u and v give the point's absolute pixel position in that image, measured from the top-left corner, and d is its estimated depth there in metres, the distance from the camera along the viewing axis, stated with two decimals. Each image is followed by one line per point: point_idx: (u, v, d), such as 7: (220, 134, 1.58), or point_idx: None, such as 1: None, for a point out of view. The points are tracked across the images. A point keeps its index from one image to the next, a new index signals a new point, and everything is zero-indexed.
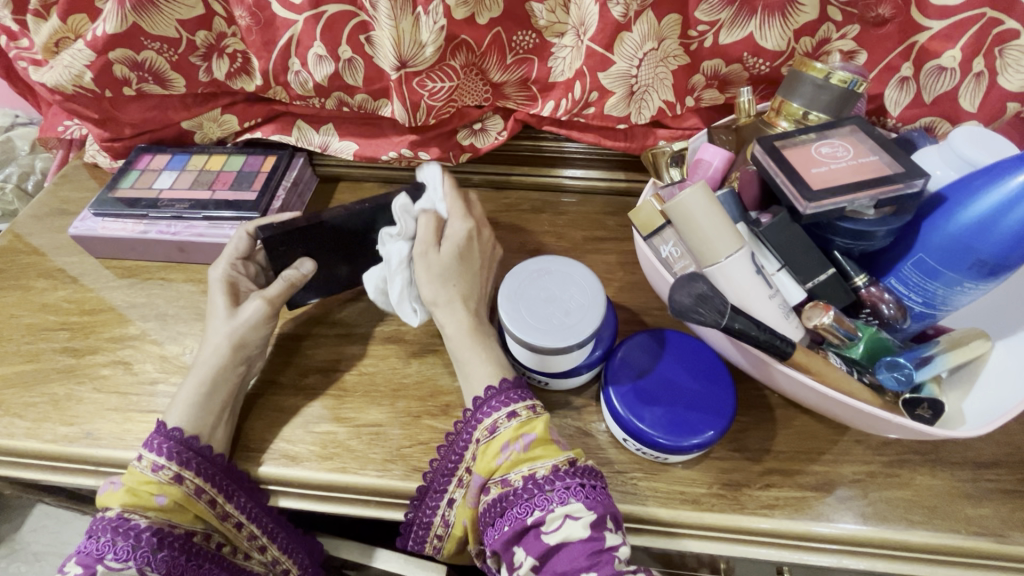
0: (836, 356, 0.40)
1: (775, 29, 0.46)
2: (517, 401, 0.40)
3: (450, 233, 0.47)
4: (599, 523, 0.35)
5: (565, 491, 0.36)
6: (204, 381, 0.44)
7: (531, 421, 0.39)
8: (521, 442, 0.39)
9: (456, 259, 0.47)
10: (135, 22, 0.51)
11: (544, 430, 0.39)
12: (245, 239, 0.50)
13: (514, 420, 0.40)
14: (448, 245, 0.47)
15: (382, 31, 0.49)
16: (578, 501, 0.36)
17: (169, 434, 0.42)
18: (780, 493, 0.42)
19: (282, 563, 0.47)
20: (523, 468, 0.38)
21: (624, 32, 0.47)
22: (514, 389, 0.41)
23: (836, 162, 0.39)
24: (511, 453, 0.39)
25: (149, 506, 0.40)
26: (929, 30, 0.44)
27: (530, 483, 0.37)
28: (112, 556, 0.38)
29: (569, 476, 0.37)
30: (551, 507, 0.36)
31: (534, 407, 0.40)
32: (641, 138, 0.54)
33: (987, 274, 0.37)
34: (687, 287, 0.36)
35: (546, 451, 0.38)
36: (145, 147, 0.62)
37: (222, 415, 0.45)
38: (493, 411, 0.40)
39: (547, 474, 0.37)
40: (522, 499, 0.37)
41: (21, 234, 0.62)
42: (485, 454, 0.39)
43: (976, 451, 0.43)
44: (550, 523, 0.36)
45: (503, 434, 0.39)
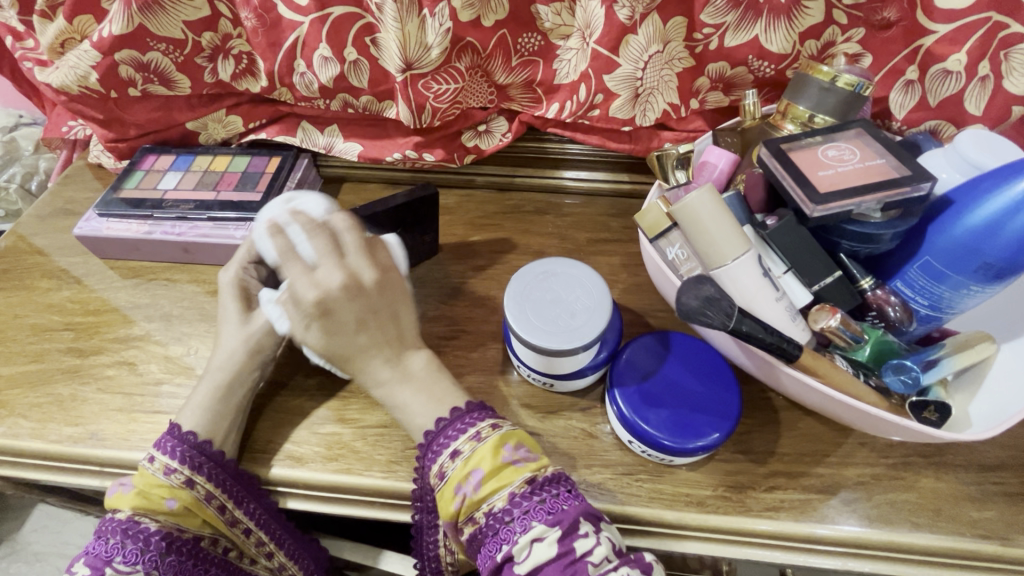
0: (842, 358, 0.40)
1: (780, 32, 0.46)
2: (457, 438, 0.39)
3: (303, 310, 0.40)
4: (566, 534, 0.35)
5: (525, 516, 0.36)
6: (218, 388, 0.45)
7: (475, 455, 0.38)
8: (471, 480, 0.38)
9: (328, 337, 0.40)
10: (141, 23, 0.51)
11: (490, 459, 0.38)
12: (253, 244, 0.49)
13: (459, 458, 0.39)
14: (310, 330, 0.40)
15: (388, 33, 0.49)
16: (540, 522, 0.36)
17: (184, 437, 0.42)
18: (785, 495, 0.42)
19: (288, 568, 0.46)
20: (482, 506, 0.37)
21: (630, 34, 0.47)
22: (453, 424, 0.40)
23: (843, 165, 0.39)
24: (465, 495, 0.38)
25: (160, 510, 0.40)
26: (935, 33, 0.44)
27: (492, 518, 0.37)
28: (121, 559, 0.38)
29: (526, 499, 0.37)
30: (516, 538, 0.36)
31: (475, 438, 0.39)
32: (645, 140, 0.54)
33: (993, 278, 0.37)
34: (694, 290, 0.35)
35: (498, 480, 0.37)
36: (150, 147, 0.62)
37: (235, 417, 0.45)
38: (437, 456, 0.40)
39: (504, 505, 0.37)
40: (489, 536, 0.37)
41: (25, 235, 0.62)
42: (443, 499, 0.39)
43: (980, 454, 0.43)
44: (519, 555, 0.35)
45: (452, 477, 0.38)
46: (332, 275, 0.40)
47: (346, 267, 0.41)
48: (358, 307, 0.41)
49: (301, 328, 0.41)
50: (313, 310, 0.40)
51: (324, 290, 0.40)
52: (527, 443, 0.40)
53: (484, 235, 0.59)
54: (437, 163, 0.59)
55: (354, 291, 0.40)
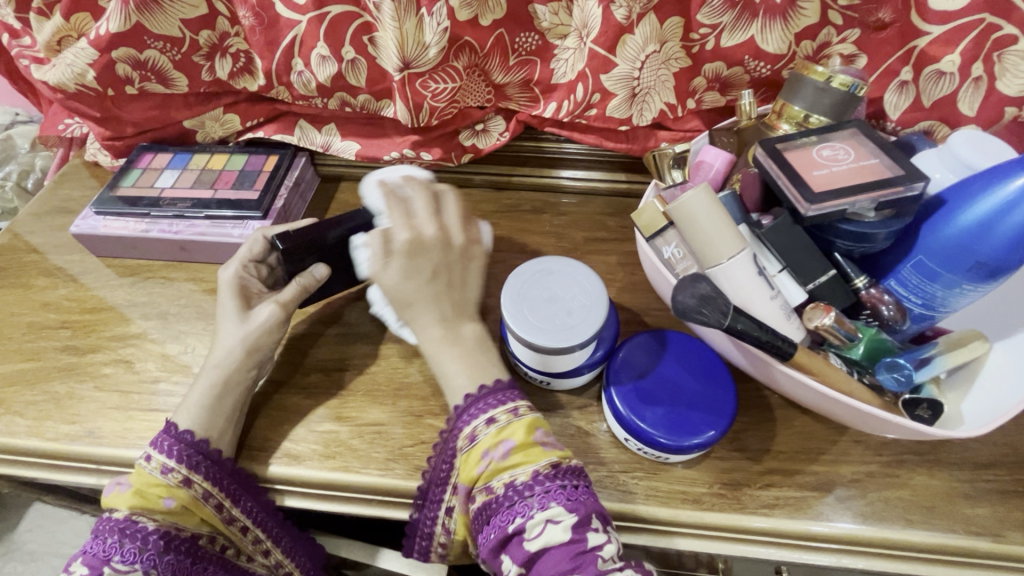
0: (836, 356, 0.41)
1: (776, 32, 0.46)
2: (496, 406, 0.40)
3: (394, 246, 0.43)
4: (581, 524, 0.35)
5: (545, 495, 0.36)
6: (216, 383, 0.44)
7: (510, 426, 0.39)
8: (500, 449, 0.38)
9: (408, 276, 0.43)
10: (138, 21, 0.51)
11: (523, 434, 0.38)
12: (259, 244, 0.51)
13: (493, 426, 0.39)
14: (393, 265, 0.43)
15: (386, 32, 0.49)
16: (559, 505, 0.36)
17: (180, 436, 0.42)
18: (780, 492, 0.42)
19: (285, 566, 0.47)
20: (504, 476, 0.37)
21: (627, 34, 0.47)
22: (494, 394, 0.41)
23: (837, 165, 0.39)
24: (490, 461, 0.38)
25: (157, 509, 0.40)
26: (929, 35, 0.44)
27: (511, 490, 0.37)
28: (119, 559, 0.38)
29: (549, 479, 0.37)
30: (533, 512, 0.36)
31: (514, 411, 0.40)
32: (642, 140, 0.54)
33: (985, 276, 0.37)
34: (690, 288, 0.36)
35: (526, 456, 0.38)
36: (146, 147, 0.62)
37: (233, 416, 0.45)
38: (472, 419, 0.40)
39: (526, 480, 0.37)
40: (504, 507, 0.37)
41: (20, 233, 0.62)
42: (467, 463, 0.39)
43: (974, 452, 0.44)
44: (531, 530, 0.35)
45: (482, 442, 0.39)
46: (426, 225, 0.44)
47: (438, 222, 0.45)
48: (436, 260, 0.44)
49: (382, 263, 0.43)
50: (404, 247, 0.43)
51: (418, 235, 0.44)
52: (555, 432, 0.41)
53: None
54: (434, 162, 0.59)
55: (440, 242, 0.44)
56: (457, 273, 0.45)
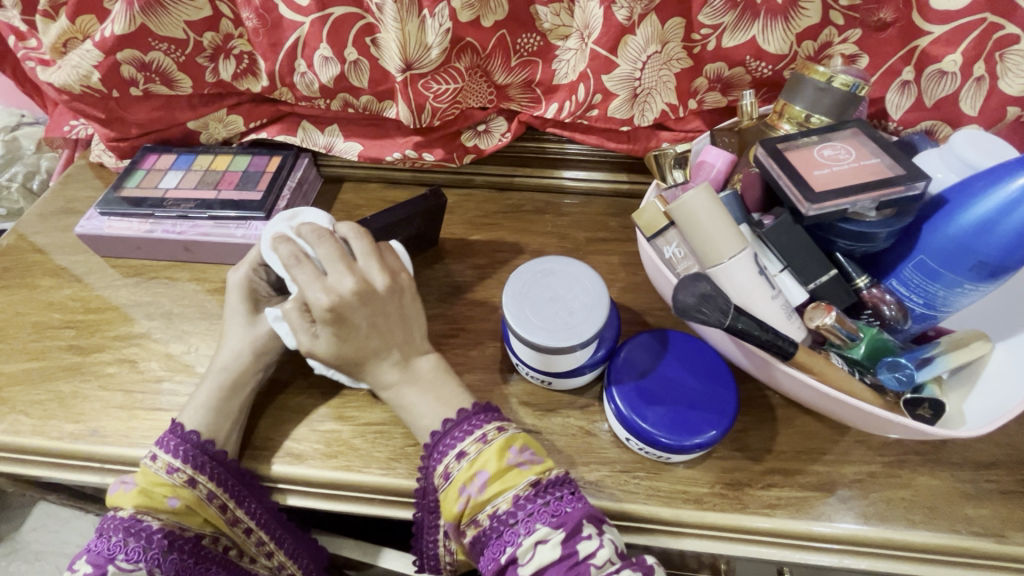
0: (838, 356, 0.41)
1: (778, 32, 0.46)
2: (463, 438, 0.40)
3: (312, 313, 0.40)
4: (570, 537, 0.36)
5: (529, 518, 0.37)
6: (224, 388, 0.45)
7: (481, 457, 0.39)
8: (476, 482, 0.38)
9: (338, 339, 0.41)
10: (143, 23, 0.51)
11: (495, 463, 0.38)
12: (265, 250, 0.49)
13: (465, 459, 0.39)
14: (320, 333, 0.41)
15: (388, 33, 0.49)
16: (544, 525, 0.36)
17: (186, 437, 0.42)
18: (782, 492, 0.42)
19: (288, 568, 0.47)
20: (486, 508, 0.38)
21: (628, 35, 0.47)
22: (458, 426, 0.40)
23: (838, 165, 0.39)
24: (469, 497, 0.38)
25: (161, 508, 0.40)
26: (930, 34, 0.44)
27: (496, 521, 0.37)
28: (124, 557, 0.38)
29: (530, 502, 0.37)
30: (520, 540, 0.36)
31: (481, 440, 0.39)
32: (644, 140, 0.55)
33: (986, 276, 0.37)
34: (690, 287, 0.36)
35: (503, 483, 0.38)
36: (151, 147, 0.62)
37: (238, 416, 0.45)
38: (443, 455, 0.40)
39: (508, 507, 0.37)
40: (493, 538, 0.37)
41: (25, 234, 0.62)
42: (447, 501, 0.39)
43: (976, 452, 0.44)
44: (523, 556, 0.36)
45: (457, 478, 0.39)
46: (340, 280, 0.40)
47: (354, 273, 0.41)
48: (371, 311, 0.41)
49: (308, 332, 0.41)
50: (322, 315, 0.40)
51: (337, 297, 0.40)
52: (531, 443, 0.41)
53: (483, 234, 0.59)
54: (436, 163, 0.59)
55: (361, 294, 0.41)
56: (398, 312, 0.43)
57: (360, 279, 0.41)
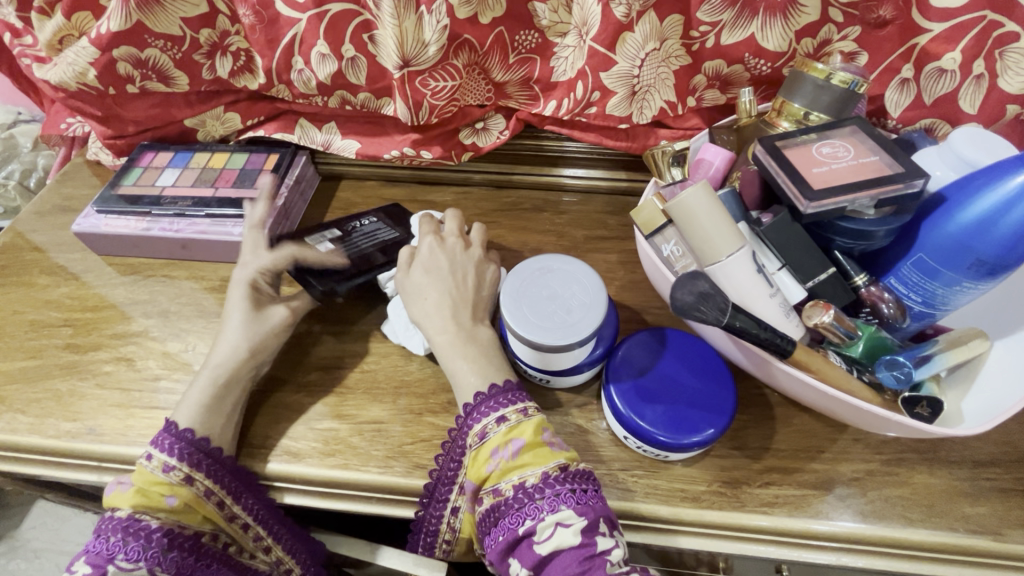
0: (836, 354, 0.41)
1: (777, 29, 0.46)
2: (505, 406, 0.40)
3: (420, 254, 0.49)
4: (590, 528, 0.35)
5: (555, 498, 0.36)
6: (223, 381, 0.45)
7: (520, 426, 0.39)
8: (510, 448, 0.39)
9: (428, 274, 0.47)
10: (139, 20, 0.51)
11: (531, 434, 0.39)
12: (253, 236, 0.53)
13: (503, 425, 0.40)
14: (415, 268, 0.48)
15: (386, 30, 0.49)
16: (569, 508, 0.36)
17: (181, 435, 0.42)
18: (780, 491, 0.42)
19: (287, 563, 0.47)
20: (513, 477, 0.38)
21: (627, 32, 0.47)
22: (504, 394, 0.41)
23: (837, 162, 0.39)
24: (500, 460, 0.39)
25: (160, 507, 0.40)
26: (930, 32, 0.44)
27: (520, 492, 0.37)
28: (123, 557, 0.38)
29: (559, 483, 0.37)
30: (543, 515, 0.36)
31: (524, 411, 0.40)
32: (643, 138, 0.54)
33: (985, 274, 0.37)
34: (688, 285, 0.36)
35: (536, 456, 0.38)
36: (148, 145, 0.62)
37: (234, 413, 0.45)
38: (483, 416, 0.40)
39: (536, 482, 0.37)
40: (513, 509, 0.37)
41: (22, 232, 0.62)
42: (476, 461, 0.40)
43: (974, 450, 0.44)
44: (541, 533, 0.36)
45: (492, 440, 0.39)
46: (451, 236, 0.50)
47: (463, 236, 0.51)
48: (456, 261, 0.48)
49: (410, 267, 0.48)
50: (426, 252, 0.48)
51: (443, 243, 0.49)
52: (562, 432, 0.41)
53: None
54: (434, 161, 0.59)
55: (458, 250, 0.49)
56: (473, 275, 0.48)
57: (469, 244, 0.50)
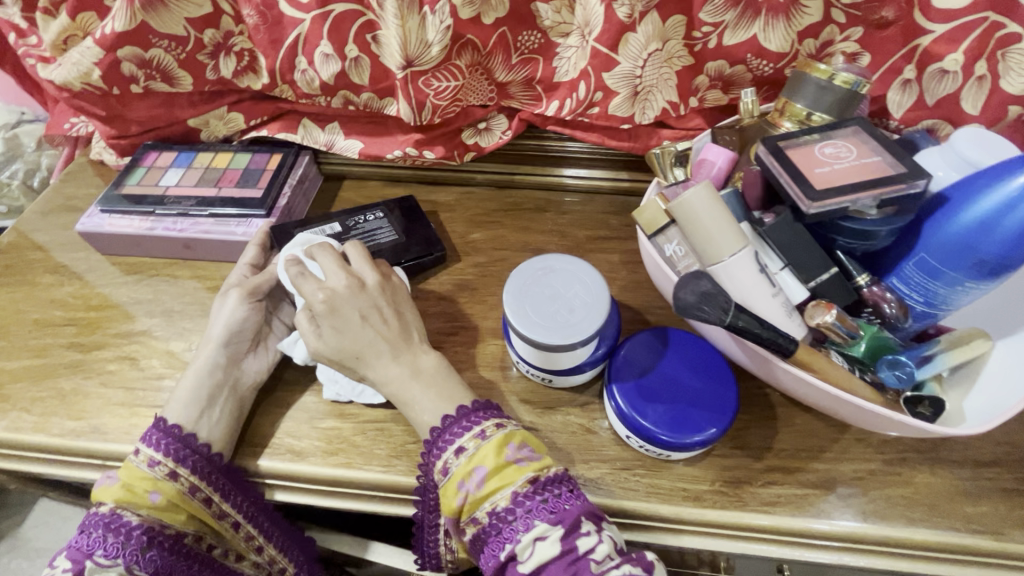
0: (839, 354, 0.41)
1: (779, 30, 0.46)
2: (461, 434, 0.40)
3: (317, 313, 0.44)
4: (569, 532, 0.36)
5: (528, 514, 0.37)
6: (199, 372, 0.46)
7: (480, 452, 0.39)
8: (474, 478, 0.38)
9: (340, 332, 0.44)
10: (143, 19, 0.51)
11: (493, 458, 0.38)
12: (256, 250, 0.54)
13: (462, 455, 0.39)
14: (324, 330, 0.44)
15: (389, 30, 0.49)
16: (542, 522, 0.36)
17: (167, 431, 0.43)
18: (781, 490, 0.42)
19: (279, 563, 0.47)
20: (484, 505, 0.38)
21: (629, 33, 0.47)
22: (459, 421, 0.41)
23: (839, 162, 0.39)
24: (467, 493, 0.38)
25: (142, 503, 0.40)
26: (932, 33, 0.44)
27: (494, 518, 0.37)
28: (102, 553, 0.39)
29: (527, 500, 0.37)
30: (519, 536, 0.36)
31: (479, 436, 0.40)
32: (645, 138, 0.55)
33: (987, 274, 0.37)
34: (691, 285, 0.36)
35: (501, 480, 0.38)
36: (152, 144, 0.62)
37: (216, 407, 0.45)
38: (442, 452, 0.40)
39: (506, 504, 0.37)
40: (492, 535, 0.38)
41: (26, 231, 0.62)
42: (446, 495, 0.39)
43: (976, 450, 0.44)
44: (522, 553, 0.36)
45: (455, 473, 0.39)
46: (336, 278, 0.45)
47: (349, 271, 0.46)
48: (360, 304, 0.45)
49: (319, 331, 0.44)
50: (320, 310, 0.44)
51: (331, 293, 0.44)
52: (534, 441, 0.41)
53: (484, 232, 0.59)
54: (437, 160, 0.59)
55: (354, 291, 0.45)
56: (384, 314, 0.45)
57: (352, 275, 0.46)
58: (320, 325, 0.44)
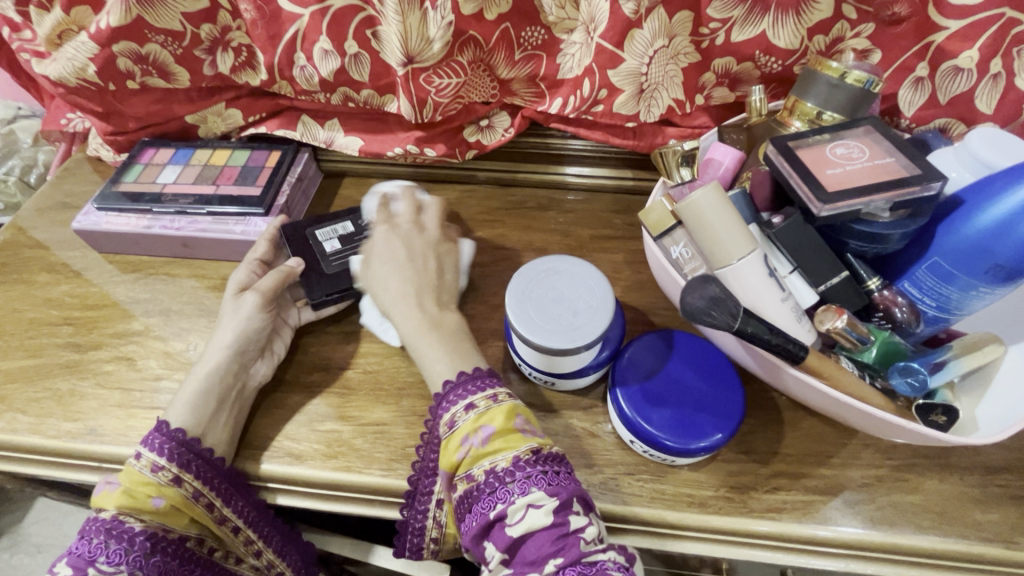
0: (849, 360, 0.40)
1: (789, 26, 0.45)
2: (475, 392, 0.40)
3: (377, 239, 0.49)
4: (563, 507, 0.35)
5: (526, 480, 0.36)
6: (206, 376, 0.45)
7: (489, 412, 0.39)
8: (480, 435, 0.38)
9: (388, 262, 0.47)
10: (139, 14, 0.50)
11: (502, 420, 0.38)
12: (266, 245, 0.53)
13: (472, 412, 0.39)
14: (377, 256, 0.48)
15: (390, 26, 0.48)
16: (540, 489, 0.35)
17: (172, 434, 0.42)
18: (787, 496, 0.42)
19: (277, 566, 0.46)
20: (484, 462, 0.37)
21: (635, 29, 0.46)
22: (474, 379, 0.41)
23: (851, 163, 0.38)
24: (470, 447, 0.38)
25: (145, 509, 0.40)
26: (947, 29, 0.43)
27: (491, 476, 0.37)
28: (104, 560, 0.38)
29: (530, 465, 0.36)
30: (513, 499, 0.35)
31: (492, 398, 0.39)
32: (650, 136, 0.54)
33: (1004, 279, 0.36)
34: (698, 290, 0.35)
35: (506, 442, 0.37)
36: (149, 141, 0.62)
37: (222, 414, 0.44)
38: (451, 405, 0.40)
39: (507, 466, 0.37)
40: (485, 493, 0.36)
41: (23, 228, 0.61)
42: (447, 449, 0.39)
43: (986, 457, 0.43)
44: (513, 516, 0.35)
45: (461, 428, 0.39)
46: (407, 217, 0.51)
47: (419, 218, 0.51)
48: (414, 246, 0.49)
49: (370, 259, 0.48)
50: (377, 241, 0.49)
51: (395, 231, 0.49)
52: (534, 420, 0.40)
53: (486, 231, 0.58)
54: (439, 158, 0.58)
55: (415, 236, 0.50)
56: (430, 265, 0.48)
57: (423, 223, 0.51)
58: (373, 255, 0.48)
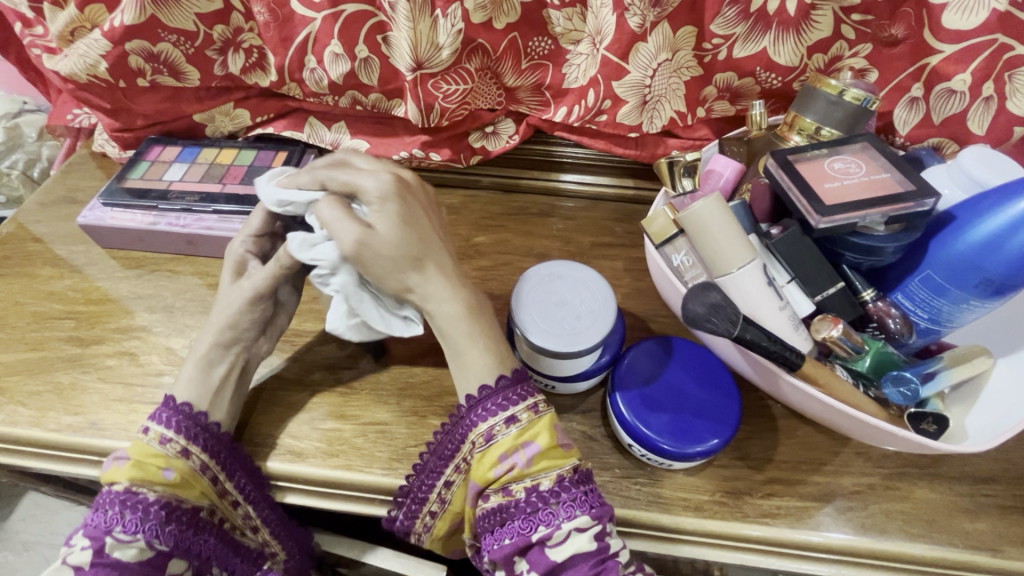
0: (842, 367, 0.41)
1: (789, 44, 0.46)
2: (516, 404, 0.40)
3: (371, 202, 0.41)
4: (603, 532, 0.37)
5: (571, 503, 0.37)
6: (202, 362, 0.45)
7: (532, 427, 0.39)
8: (523, 453, 0.38)
9: (402, 225, 0.41)
10: (153, 14, 0.51)
11: (545, 437, 0.39)
12: (262, 215, 0.49)
13: (514, 427, 0.39)
14: (370, 214, 0.41)
15: (400, 32, 0.49)
16: (584, 514, 0.37)
17: (178, 409, 0.42)
18: (781, 502, 0.43)
19: (271, 546, 0.46)
20: (526, 481, 0.38)
21: (640, 42, 0.47)
22: (511, 389, 0.40)
23: (848, 178, 0.39)
24: (512, 465, 0.38)
25: (157, 481, 0.40)
26: (941, 53, 0.44)
27: (535, 496, 0.37)
28: (121, 529, 0.38)
29: (574, 486, 0.38)
30: (558, 522, 0.37)
31: (534, 410, 0.40)
32: (652, 146, 0.55)
33: (992, 293, 0.38)
34: (700, 297, 0.36)
35: (550, 460, 0.38)
36: (156, 139, 0.62)
37: (226, 389, 0.45)
38: (491, 417, 0.40)
39: (551, 486, 0.38)
40: (524, 512, 0.37)
41: (26, 223, 0.61)
42: (483, 464, 0.39)
43: (975, 466, 0.44)
44: (556, 538, 0.36)
45: (502, 443, 0.39)
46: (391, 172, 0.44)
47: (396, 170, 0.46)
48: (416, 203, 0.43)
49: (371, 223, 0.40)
50: (379, 195, 0.41)
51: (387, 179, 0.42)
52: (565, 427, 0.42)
53: (489, 236, 0.59)
54: (443, 162, 0.59)
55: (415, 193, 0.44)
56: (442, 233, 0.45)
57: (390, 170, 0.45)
58: (375, 216, 0.41)
